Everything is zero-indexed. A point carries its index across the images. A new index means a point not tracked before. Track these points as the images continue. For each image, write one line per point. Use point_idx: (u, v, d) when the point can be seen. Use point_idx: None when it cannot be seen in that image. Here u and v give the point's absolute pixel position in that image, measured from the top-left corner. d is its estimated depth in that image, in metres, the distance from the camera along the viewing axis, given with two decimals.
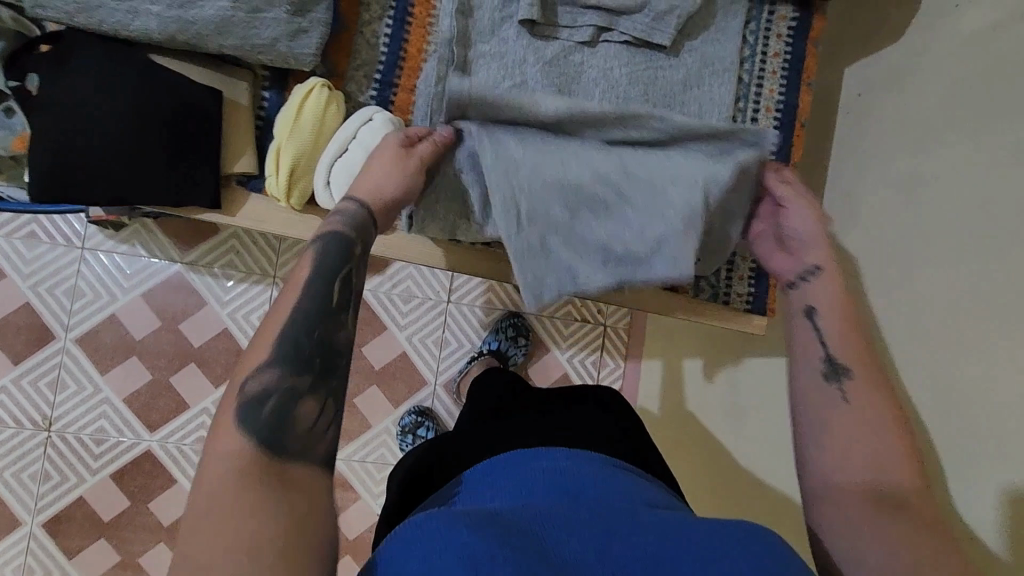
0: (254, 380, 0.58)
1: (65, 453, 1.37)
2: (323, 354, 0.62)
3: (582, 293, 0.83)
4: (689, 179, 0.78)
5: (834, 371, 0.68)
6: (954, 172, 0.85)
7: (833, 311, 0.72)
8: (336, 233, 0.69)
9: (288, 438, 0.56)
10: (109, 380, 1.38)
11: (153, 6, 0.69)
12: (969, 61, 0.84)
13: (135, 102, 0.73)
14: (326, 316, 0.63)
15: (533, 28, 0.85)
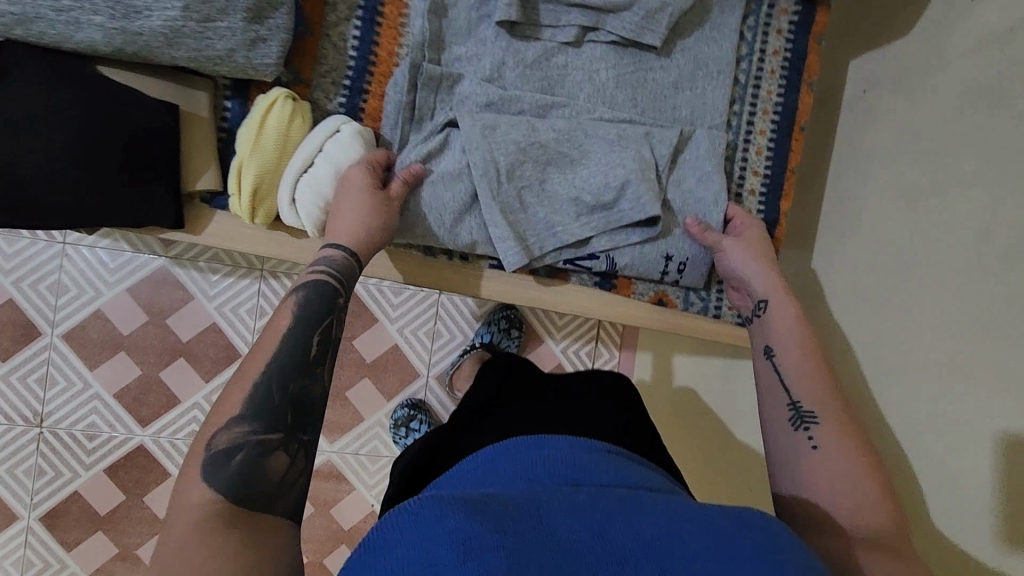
0: (225, 435, 0.56)
1: (57, 449, 1.29)
2: (296, 405, 0.61)
3: (566, 242, 0.82)
4: (630, 138, 0.81)
5: (799, 416, 0.69)
6: (963, 183, 0.79)
7: (786, 339, 0.76)
8: (319, 282, 0.69)
9: (258, 492, 0.54)
10: (98, 376, 1.29)
11: (96, 16, 0.63)
12: (982, 63, 0.79)
13: (86, 117, 0.68)
14: (302, 369, 0.62)
15: (512, 29, 0.79)
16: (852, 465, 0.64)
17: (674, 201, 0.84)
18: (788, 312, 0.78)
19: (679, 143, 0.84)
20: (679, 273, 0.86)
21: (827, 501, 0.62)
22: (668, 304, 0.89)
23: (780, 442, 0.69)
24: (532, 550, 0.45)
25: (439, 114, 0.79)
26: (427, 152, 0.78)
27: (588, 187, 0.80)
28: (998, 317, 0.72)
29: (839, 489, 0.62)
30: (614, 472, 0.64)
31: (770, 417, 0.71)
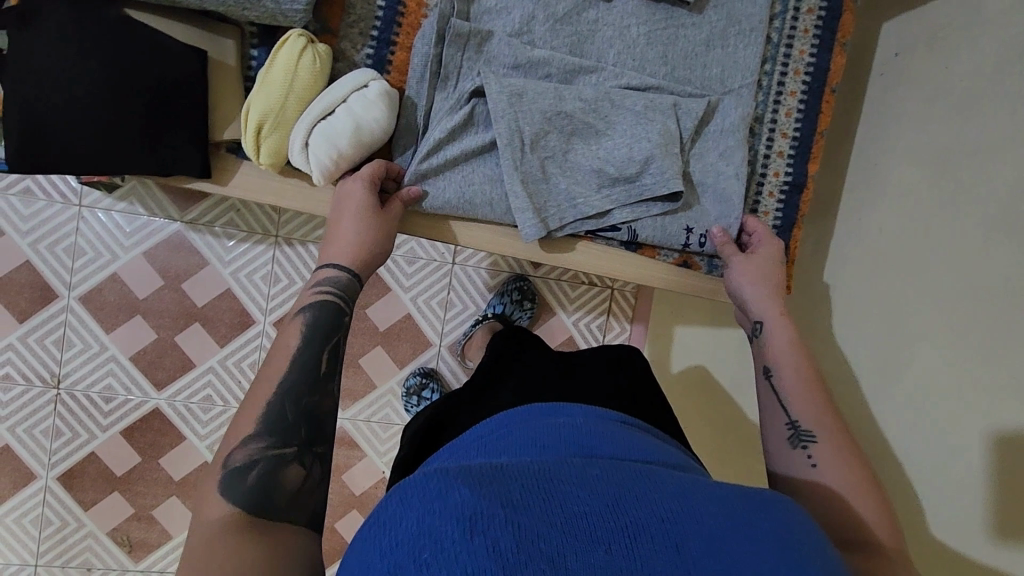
0: (241, 451, 0.59)
1: (75, 410, 1.31)
2: (309, 420, 0.64)
3: (587, 214, 0.80)
4: (657, 109, 0.79)
5: (798, 435, 0.70)
6: (988, 152, 0.79)
7: (784, 360, 0.76)
8: (324, 302, 0.72)
9: (276, 502, 0.57)
10: (115, 338, 1.30)
11: None
12: (1015, 28, 0.77)
13: (108, 61, 0.67)
14: (313, 387, 0.65)
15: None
16: (848, 474, 0.65)
17: (697, 172, 0.82)
18: (785, 332, 0.78)
19: (706, 116, 0.82)
20: (700, 244, 0.84)
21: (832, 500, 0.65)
22: (692, 267, 0.88)
23: (778, 454, 0.70)
24: (542, 526, 0.43)
25: (466, 74, 0.78)
26: (452, 119, 0.77)
27: (615, 157, 0.78)
28: (1018, 286, 0.71)
29: (845, 495, 0.64)
30: (632, 443, 0.63)
31: (770, 424, 0.73)
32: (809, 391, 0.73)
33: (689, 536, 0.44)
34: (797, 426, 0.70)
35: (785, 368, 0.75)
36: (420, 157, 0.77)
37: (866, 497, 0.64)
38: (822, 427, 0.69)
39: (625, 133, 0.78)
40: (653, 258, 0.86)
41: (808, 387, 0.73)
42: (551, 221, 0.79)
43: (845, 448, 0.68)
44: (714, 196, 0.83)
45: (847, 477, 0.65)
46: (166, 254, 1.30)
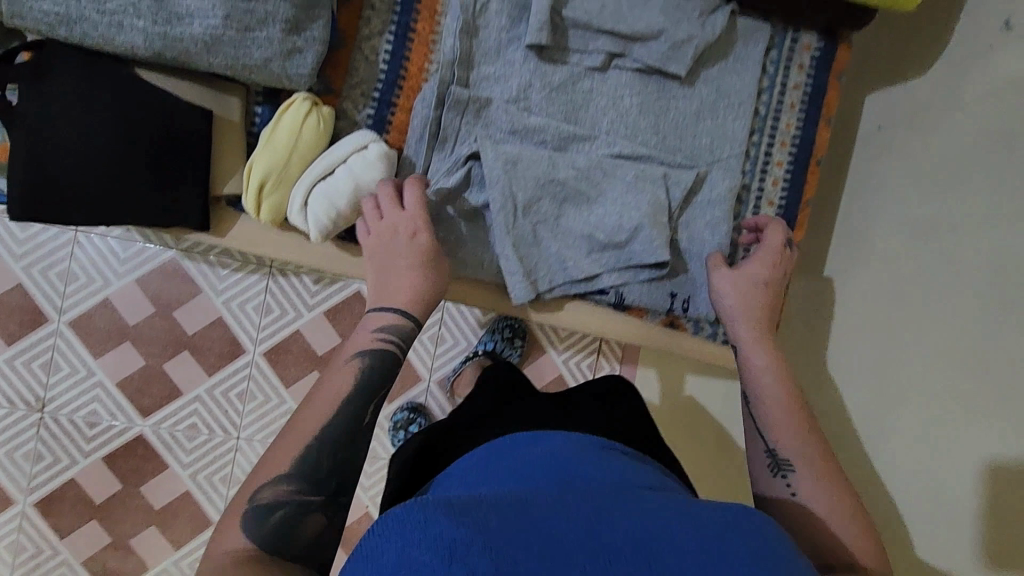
0: (269, 491, 0.57)
1: (58, 436, 1.30)
2: (339, 471, 0.61)
3: (576, 278, 0.83)
4: (647, 180, 0.82)
5: (777, 464, 0.70)
6: (969, 229, 0.81)
7: (765, 385, 0.74)
8: (377, 346, 0.68)
9: (293, 553, 0.55)
10: (102, 364, 1.30)
11: (137, 20, 0.64)
12: (991, 117, 0.81)
13: (116, 118, 0.69)
14: (351, 439, 0.62)
15: (541, 51, 0.81)
16: (830, 510, 0.66)
17: (683, 242, 0.85)
18: (763, 358, 0.76)
19: (695, 185, 0.85)
20: (683, 309, 0.87)
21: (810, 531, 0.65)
22: (678, 327, 0.89)
23: (761, 480, 0.71)
24: (522, 551, 0.43)
25: (462, 138, 0.80)
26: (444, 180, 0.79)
27: (606, 224, 0.81)
28: (998, 364, 0.73)
29: (820, 530, 0.65)
30: (617, 467, 0.62)
31: (751, 447, 0.73)
32: (786, 410, 0.72)
33: (663, 555, 0.45)
34: (776, 454, 0.70)
35: (757, 391, 0.74)
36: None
37: (848, 527, 0.64)
38: (798, 454, 0.69)
39: (615, 202, 0.81)
40: (640, 317, 0.88)
41: (789, 410, 0.72)
42: (541, 284, 0.82)
43: (824, 479, 0.68)
44: (698, 263, 0.86)
45: (835, 506, 0.66)
46: (160, 282, 1.30)
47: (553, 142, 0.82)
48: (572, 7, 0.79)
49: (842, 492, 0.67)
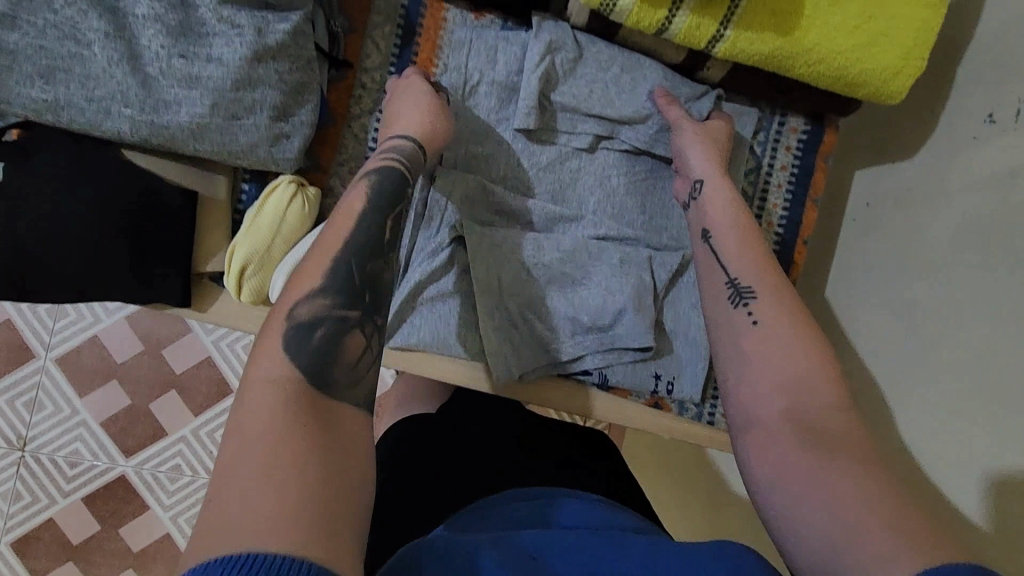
0: (306, 306, 0.54)
1: (38, 475, 1.27)
2: (372, 288, 0.59)
3: (559, 360, 0.83)
4: (632, 263, 0.82)
5: (738, 294, 0.65)
6: (957, 316, 0.80)
7: (727, 228, 0.72)
8: (393, 170, 0.68)
9: (336, 372, 0.52)
10: (87, 403, 1.28)
11: (125, 107, 0.65)
12: (981, 204, 0.80)
13: (99, 201, 0.69)
14: (379, 251, 0.61)
15: (529, 134, 0.82)
16: (788, 341, 0.59)
17: (668, 322, 0.85)
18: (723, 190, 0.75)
19: (681, 267, 0.85)
20: (667, 390, 0.86)
21: (769, 400, 0.55)
22: (662, 408, 0.89)
23: (719, 322, 0.64)
24: None
25: (448, 219, 0.81)
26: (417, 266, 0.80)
27: (590, 305, 0.82)
28: (995, 474, 0.71)
29: (786, 379, 0.56)
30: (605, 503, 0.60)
31: (711, 295, 0.67)
32: (748, 246, 0.69)
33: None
34: (739, 285, 0.66)
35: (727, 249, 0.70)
36: (400, 297, 0.80)
37: (814, 370, 0.56)
38: (763, 284, 0.64)
39: (600, 282, 0.82)
40: (624, 397, 0.88)
41: (746, 258, 0.68)
42: (524, 366, 0.82)
43: (788, 306, 0.62)
44: (683, 345, 0.85)
45: (797, 359, 0.57)
46: (148, 321, 1.28)
47: (541, 224, 0.83)
48: (561, 92, 0.81)
49: (809, 336, 0.59)
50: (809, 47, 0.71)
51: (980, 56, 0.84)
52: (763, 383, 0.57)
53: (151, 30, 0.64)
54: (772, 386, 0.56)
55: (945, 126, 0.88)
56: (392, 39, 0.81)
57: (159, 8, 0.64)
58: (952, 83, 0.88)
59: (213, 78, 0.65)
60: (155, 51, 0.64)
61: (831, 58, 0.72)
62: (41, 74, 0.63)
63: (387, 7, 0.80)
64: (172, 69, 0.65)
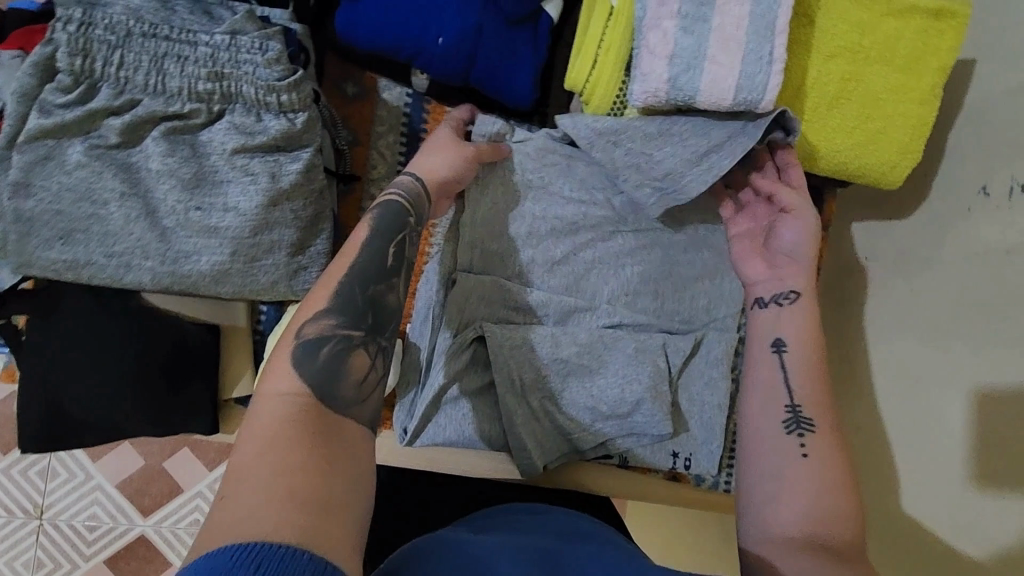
0: (312, 326, 0.56)
1: (58, 541, 1.28)
2: (375, 308, 0.60)
3: (581, 447, 0.85)
4: (647, 351, 0.84)
5: (796, 421, 0.61)
6: (949, 385, 0.78)
7: (803, 345, 0.65)
8: (391, 202, 0.67)
9: (342, 392, 0.54)
10: (101, 467, 1.29)
11: (146, 261, 0.65)
12: (976, 274, 0.77)
13: (121, 348, 0.70)
14: (381, 274, 0.62)
15: (549, 232, 0.84)
16: (830, 483, 0.58)
17: (683, 403, 0.88)
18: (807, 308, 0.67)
19: (693, 349, 0.87)
20: (685, 466, 0.89)
21: (791, 518, 0.56)
22: (681, 480, 0.92)
23: (766, 435, 0.61)
24: None
25: (463, 318, 0.82)
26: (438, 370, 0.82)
27: (607, 392, 0.84)
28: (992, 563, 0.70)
29: (815, 509, 0.56)
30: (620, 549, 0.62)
31: (764, 402, 0.63)
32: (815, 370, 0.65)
33: None
34: (798, 410, 0.62)
35: (794, 370, 0.64)
36: (424, 403, 0.82)
37: (847, 518, 0.56)
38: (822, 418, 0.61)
39: (619, 371, 0.84)
40: (644, 473, 0.92)
41: (814, 382, 0.63)
42: (548, 457, 0.84)
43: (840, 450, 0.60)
44: (698, 424, 0.88)
45: (830, 497, 0.57)
46: None
47: (557, 316, 0.85)
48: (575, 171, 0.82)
49: (847, 484, 0.58)
50: (810, 146, 0.73)
51: (971, 125, 0.82)
52: (795, 511, 0.56)
53: (166, 184, 0.64)
54: (803, 514, 0.56)
55: (939, 192, 0.86)
56: (397, 147, 0.81)
57: (172, 163, 0.64)
58: (945, 150, 0.86)
59: (231, 227, 0.66)
60: (171, 205, 0.65)
61: (831, 155, 0.74)
62: (60, 236, 0.64)
63: (389, 115, 0.81)
64: (189, 221, 0.65)
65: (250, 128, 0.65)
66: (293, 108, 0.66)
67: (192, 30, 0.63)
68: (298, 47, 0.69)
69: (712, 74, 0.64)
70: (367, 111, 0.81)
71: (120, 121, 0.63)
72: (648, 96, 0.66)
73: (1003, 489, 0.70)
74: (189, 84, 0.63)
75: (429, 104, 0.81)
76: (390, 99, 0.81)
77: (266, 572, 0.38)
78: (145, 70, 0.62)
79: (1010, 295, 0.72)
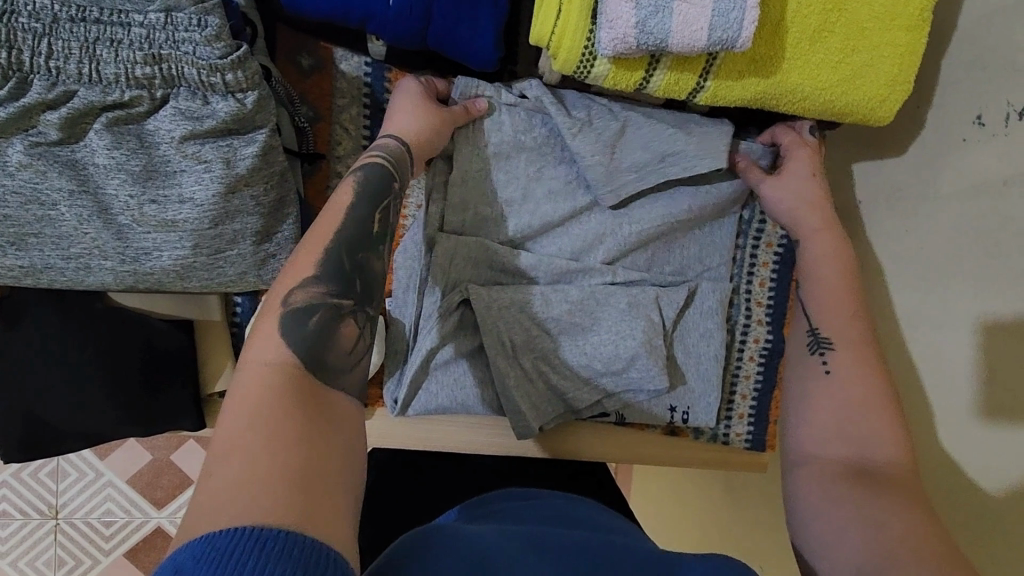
0: (301, 294, 0.55)
1: (77, 540, 1.28)
2: (363, 275, 0.61)
3: (576, 406, 0.84)
4: (641, 305, 0.82)
5: (817, 343, 0.71)
6: (952, 321, 0.76)
7: (817, 272, 0.74)
8: (378, 165, 0.66)
9: (330, 358, 0.54)
10: (111, 464, 1.29)
11: (105, 261, 0.63)
12: (975, 209, 0.74)
13: (92, 353, 0.68)
14: (366, 243, 0.62)
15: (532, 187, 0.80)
16: (860, 391, 0.65)
17: (679, 355, 0.86)
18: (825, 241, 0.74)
19: (687, 300, 0.85)
20: (683, 419, 0.88)
21: (824, 441, 0.64)
22: (681, 434, 0.92)
23: (796, 362, 0.72)
24: None
25: (446, 283, 0.80)
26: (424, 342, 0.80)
27: (602, 345, 0.82)
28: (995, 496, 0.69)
29: (842, 425, 0.64)
30: (619, 529, 0.61)
31: (793, 334, 0.74)
32: (838, 291, 0.73)
33: None
34: (817, 333, 0.71)
35: (814, 294, 0.73)
36: (412, 369, 0.80)
37: (880, 433, 0.62)
38: (842, 336, 0.70)
39: (619, 324, 0.81)
40: (642, 430, 0.92)
41: (839, 295, 0.72)
42: (544, 418, 0.83)
43: (865, 360, 0.68)
44: (695, 376, 0.87)
45: (862, 412, 0.64)
46: None
47: (546, 277, 0.82)
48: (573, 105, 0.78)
49: (880, 396, 0.65)
50: (792, 87, 0.69)
51: (963, 47, 0.78)
52: (820, 425, 0.65)
53: (116, 179, 0.61)
54: (834, 427, 0.64)
55: (932, 125, 0.81)
56: (360, 121, 0.78)
57: (119, 156, 0.61)
58: (938, 79, 0.81)
59: (190, 219, 0.63)
60: (124, 201, 0.62)
61: (816, 94, 0.70)
62: (12, 242, 0.61)
63: (349, 87, 0.77)
64: (145, 216, 0.62)
65: (197, 112, 0.61)
66: (240, 87, 0.62)
67: (124, 9, 0.59)
68: (242, 20, 0.65)
69: (683, 15, 0.60)
70: (325, 84, 0.76)
71: (58, 115, 0.59)
72: (617, 43, 0.61)
73: (1006, 418, 0.69)
74: (125, 70, 0.59)
75: (390, 72, 0.76)
76: (349, 70, 0.76)
77: (272, 556, 0.38)
78: (77, 58, 0.58)
79: (1010, 226, 0.70)
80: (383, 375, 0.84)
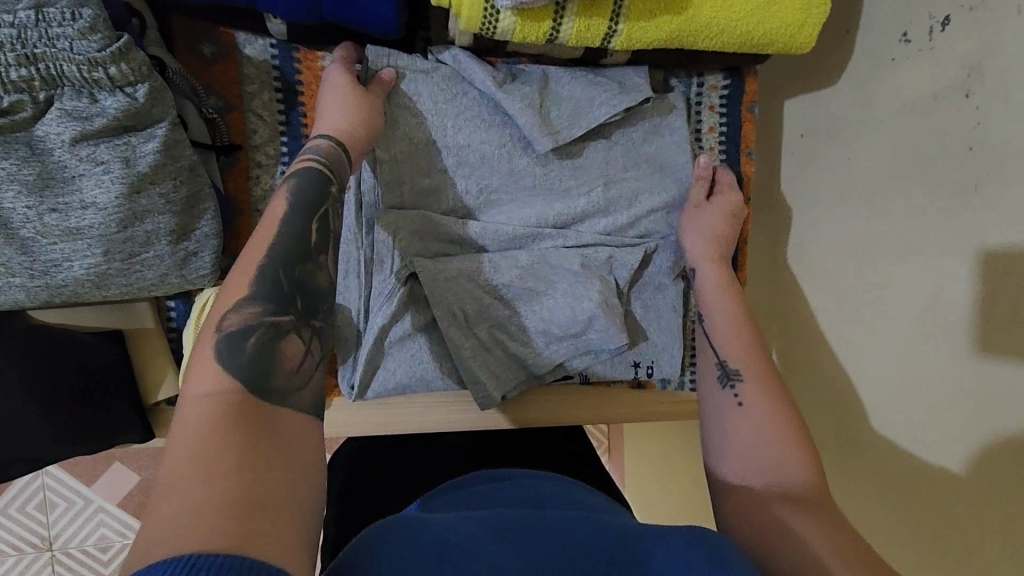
0: (234, 316, 0.52)
1: (74, 569, 1.27)
2: (302, 289, 0.58)
3: (538, 371, 0.83)
4: (593, 266, 0.81)
5: (726, 375, 0.70)
6: None
7: (719, 308, 0.77)
8: (310, 171, 0.65)
9: (274, 383, 0.51)
10: (99, 490, 1.27)
11: (13, 278, 0.60)
12: (906, 128, 0.73)
13: (21, 378, 0.65)
14: (305, 253, 0.59)
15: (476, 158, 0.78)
16: (771, 421, 0.65)
17: (638, 312, 0.86)
18: (715, 276, 0.80)
19: (645, 258, 0.84)
20: (648, 373, 0.87)
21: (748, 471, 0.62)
22: (648, 387, 0.92)
23: (707, 395, 0.70)
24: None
25: (391, 262, 0.77)
26: (375, 320, 0.78)
27: (558, 305, 0.80)
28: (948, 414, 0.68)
29: (761, 451, 0.63)
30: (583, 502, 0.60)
31: (704, 369, 0.73)
32: (742, 332, 0.75)
33: None
34: (726, 366, 0.71)
35: (716, 331, 0.76)
36: (366, 348, 0.79)
37: (795, 464, 0.62)
38: (750, 369, 0.70)
39: (573, 288, 0.80)
40: (609, 386, 0.91)
41: (741, 331, 0.74)
42: (505, 387, 0.82)
43: (771, 389, 0.68)
44: (656, 327, 0.86)
45: (780, 440, 0.63)
46: None
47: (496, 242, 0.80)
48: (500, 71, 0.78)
49: (792, 422, 0.65)
50: (706, 22, 0.67)
51: None
52: (737, 459, 0.64)
53: (10, 192, 0.58)
54: (754, 455, 0.63)
55: (862, 49, 0.79)
56: (274, 105, 0.75)
57: (9, 166, 0.58)
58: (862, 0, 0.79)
59: (95, 224, 0.61)
60: (23, 214, 0.59)
61: (731, 27, 0.68)
62: None
63: (257, 72, 0.74)
64: (48, 227, 0.60)
65: (85, 112, 0.59)
66: (128, 81, 0.60)
67: None
68: (125, 10, 0.64)
69: None
70: (232, 72, 0.74)
71: None
72: None
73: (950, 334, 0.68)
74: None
75: (298, 51, 0.75)
76: (255, 55, 0.74)
77: None
78: None
79: (941, 140, 0.68)
80: (338, 360, 0.83)
